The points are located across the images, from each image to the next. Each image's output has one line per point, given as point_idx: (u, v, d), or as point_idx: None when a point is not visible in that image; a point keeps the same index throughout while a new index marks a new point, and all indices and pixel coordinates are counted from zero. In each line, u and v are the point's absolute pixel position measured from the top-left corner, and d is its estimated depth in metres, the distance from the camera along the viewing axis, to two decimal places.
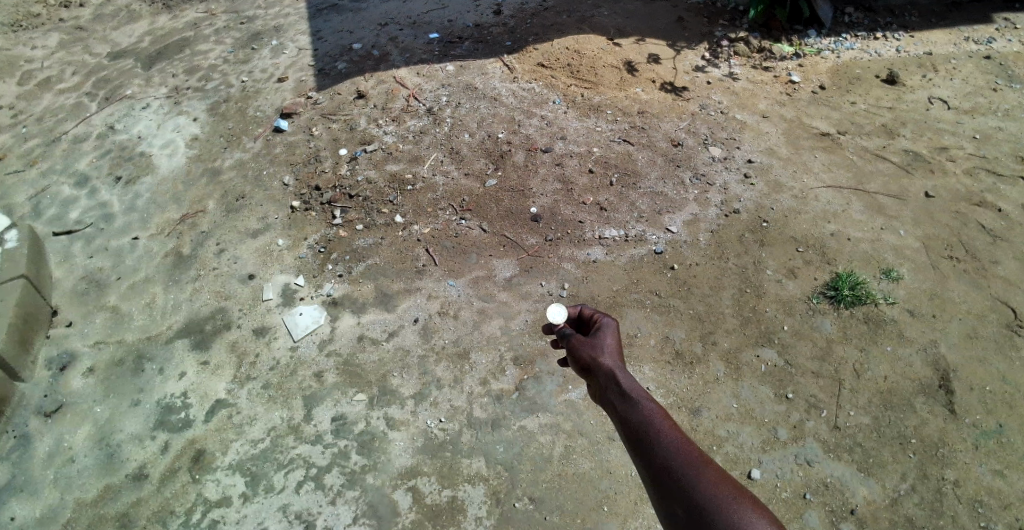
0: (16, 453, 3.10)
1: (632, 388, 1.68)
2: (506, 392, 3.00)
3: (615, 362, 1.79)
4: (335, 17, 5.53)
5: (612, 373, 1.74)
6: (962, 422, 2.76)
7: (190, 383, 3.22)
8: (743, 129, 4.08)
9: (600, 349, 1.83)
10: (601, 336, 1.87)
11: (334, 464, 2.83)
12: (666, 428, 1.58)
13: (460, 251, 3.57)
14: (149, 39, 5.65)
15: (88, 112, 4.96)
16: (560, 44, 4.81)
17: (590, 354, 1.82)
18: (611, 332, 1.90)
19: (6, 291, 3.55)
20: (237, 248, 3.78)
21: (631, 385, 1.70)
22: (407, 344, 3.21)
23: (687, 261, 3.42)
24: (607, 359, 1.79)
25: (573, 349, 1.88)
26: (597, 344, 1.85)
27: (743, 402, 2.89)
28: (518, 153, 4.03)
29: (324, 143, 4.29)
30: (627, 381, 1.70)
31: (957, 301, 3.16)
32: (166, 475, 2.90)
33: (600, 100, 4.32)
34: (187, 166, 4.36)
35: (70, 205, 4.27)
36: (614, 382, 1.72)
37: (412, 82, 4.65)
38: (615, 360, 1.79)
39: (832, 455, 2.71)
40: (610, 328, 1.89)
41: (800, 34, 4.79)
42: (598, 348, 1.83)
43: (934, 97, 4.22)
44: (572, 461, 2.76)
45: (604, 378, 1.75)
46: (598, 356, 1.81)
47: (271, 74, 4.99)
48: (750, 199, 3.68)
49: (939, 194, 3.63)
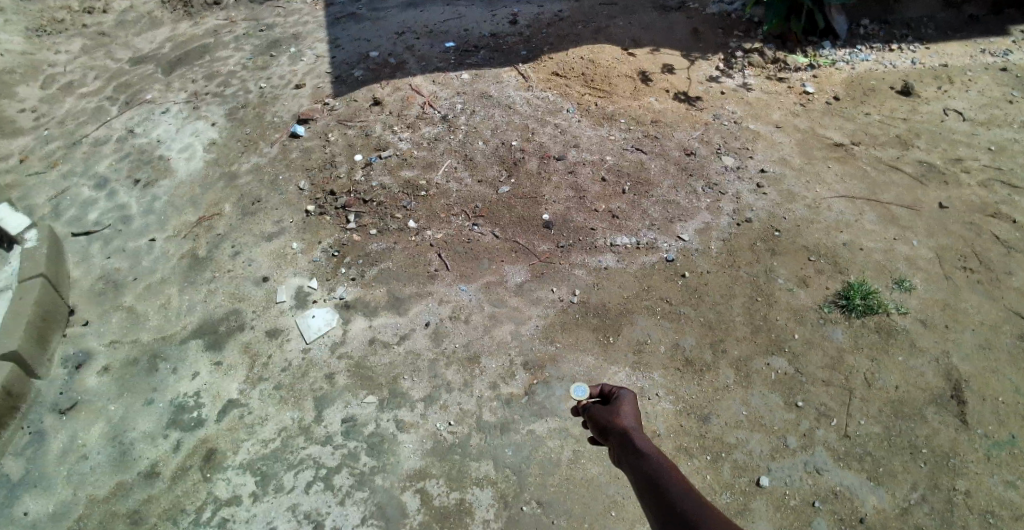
0: (30, 449, 3.16)
1: (646, 446, 1.63)
2: (516, 396, 3.01)
3: (632, 426, 1.75)
4: (353, 26, 5.62)
5: (626, 435, 1.71)
6: (975, 432, 2.74)
7: (203, 382, 3.26)
8: (756, 138, 4.09)
9: (618, 417, 1.80)
10: (620, 405, 1.85)
11: (344, 465, 2.86)
12: (675, 477, 1.49)
13: (472, 256, 3.60)
14: (170, 45, 5.76)
15: (109, 116, 5.06)
16: (575, 53, 4.86)
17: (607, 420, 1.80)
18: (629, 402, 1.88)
19: (25, 289, 3.62)
20: (252, 250, 3.84)
21: (645, 445, 1.65)
22: (418, 347, 3.24)
23: (698, 269, 3.43)
24: (624, 422, 1.77)
25: (594, 420, 1.86)
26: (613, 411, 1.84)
27: (753, 410, 2.88)
28: (531, 160, 4.06)
29: (340, 149, 4.35)
30: (642, 440, 1.66)
31: (970, 312, 3.14)
32: (177, 473, 2.93)
33: (614, 109, 4.35)
34: (204, 170, 4.43)
35: (90, 206, 4.36)
36: (628, 442, 1.68)
37: (427, 90, 4.71)
38: (631, 423, 1.76)
39: (842, 463, 2.70)
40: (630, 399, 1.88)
41: (815, 45, 4.80)
42: (616, 415, 1.81)
43: (950, 108, 4.21)
44: (580, 466, 2.77)
45: (620, 441, 1.71)
46: (614, 421, 1.79)
47: (289, 80, 5.07)
48: (762, 209, 3.68)
49: (952, 205, 3.62)
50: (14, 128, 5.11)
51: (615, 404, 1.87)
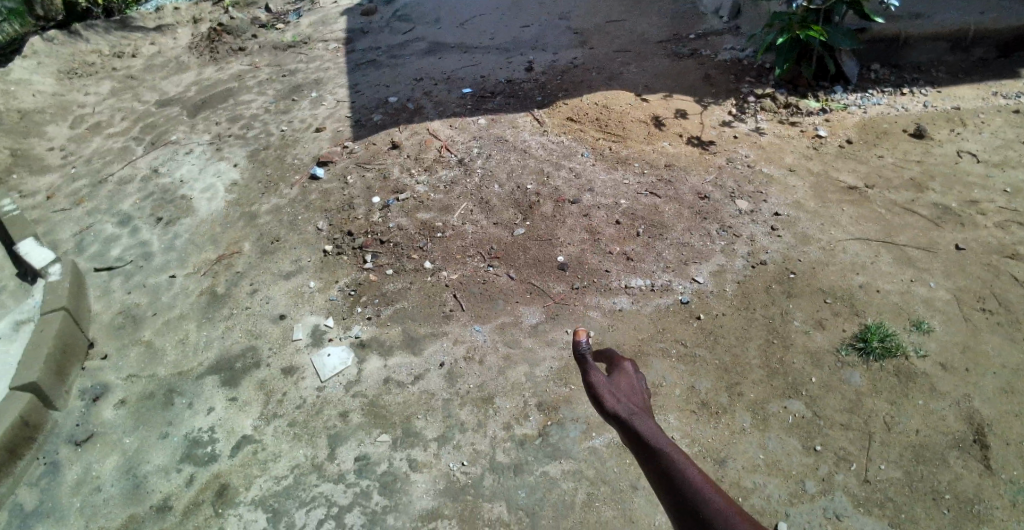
0: (44, 480, 3.17)
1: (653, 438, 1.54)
2: (529, 438, 3.00)
3: (634, 409, 1.65)
4: (373, 72, 5.80)
5: (629, 422, 1.60)
6: (1000, 478, 2.67)
7: (218, 417, 3.28)
8: (770, 182, 4.12)
9: (612, 389, 1.73)
10: (616, 380, 1.77)
11: (355, 503, 2.84)
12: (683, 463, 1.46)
13: (487, 297, 3.63)
14: (195, 88, 5.97)
15: (134, 155, 5.22)
16: (589, 99, 4.96)
17: (602, 399, 1.70)
18: (634, 378, 1.79)
19: (47, 321, 3.68)
20: (270, 288, 3.89)
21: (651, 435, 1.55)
22: (432, 388, 3.24)
23: (713, 311, 3.43)
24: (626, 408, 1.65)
25: (586, 379, 1.79)
26: (610, 389, 1.74)
27: (770, 454, 2.84)
28: (546, 203, 4.11)
29: (358, 190, 4.44)
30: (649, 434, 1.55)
31: (991, 354, 3.10)
32: (189, 507, 2.93)
33: (628, 153, 4.43)
34: (225, 210, 4.53)
35: (112, 242, 4.46)
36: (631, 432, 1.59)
37: (444, 134, 4.82)
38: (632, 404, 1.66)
39: (863, 509, 2.64)
40: (625, 375, 1.79)
41: (827, 90, 4.87)
42: (610, 395, 1.71)
43: (963, 151, 4.23)
44: (595, 509, 2.73)
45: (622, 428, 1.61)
46: (611, 403, 1.68)
47: (309, 124, 5.22)
48: (777, 251, 3.69)
49: (969, 246, 3.61)
50: (42, 165, 5.28)
51: (613, 375, 1.80)
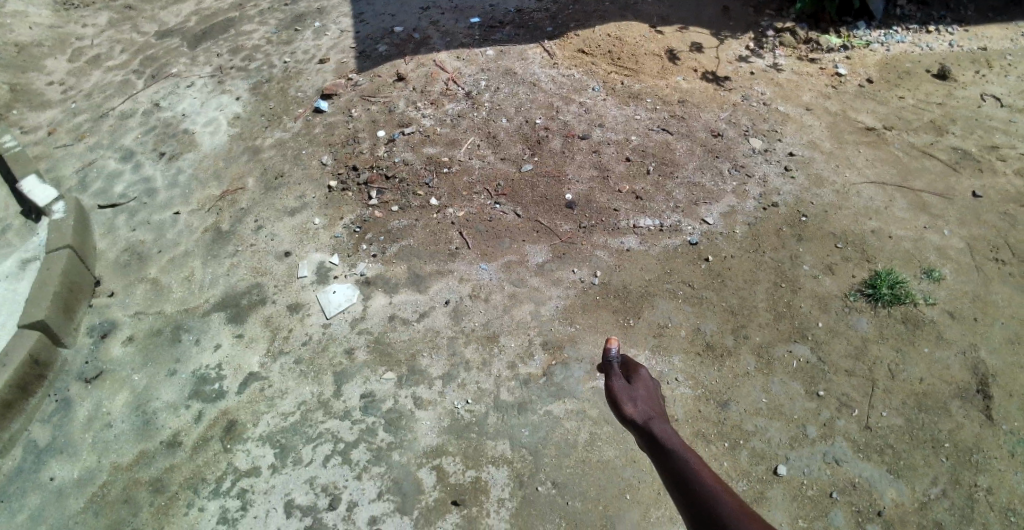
0: (57, 416, 3.23)
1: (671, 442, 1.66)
2: (534, 376, 3.01)
3: (652, 416, 1.80)
4: (377, 1, 5.58)
5: (647, 426, 1.75)
6: (999, 429, 2.67)
7: (225, 354, 3.30)
8: (786, 121, 4.01)
9: (635, 397, 1.88)
10: (639, 388, 1.92)
11: (361, 440, 2.88)
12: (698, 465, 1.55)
13: (493, 235, 3.59)
14: (195, 19, 5.78)
15: (135, 89, 5.10)
16: (601, 31, 4.78)
17: (623, 406, 1.85)
18: (650, 384, 1.95)
19: (53, 260, 3.68)
20: (274, 225, 3.86)
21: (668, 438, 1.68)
22: (437, 325, 3.24)
23: (722, 253, 3.38)
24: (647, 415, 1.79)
25: (611, 388, 1.94)
26: (630, 396, 1.89)
27: (773, 398, 2.85)
28: (555, 139, 4.02)
29: (363, 125, 4.35)
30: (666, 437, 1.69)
31: (1000, 304, 3.06)
32: (198, 443, 2.99)
33: (640, 88, 4.29)
34: (229, 144, 4.46)
35: (116, 179, 4.41)
36: (649, 435, 1.73)
37: (451, 66, 4.67)
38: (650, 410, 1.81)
39: (862, 455, 2.66)
40: (646, 384, 1.93)
41: (849, 26, 4.67)
42: (630, 401, 1.86)
43: (987, 94, 4.08)
44: (597, 448, 2.76)
45: (641, 433, 1.76)
46: (631, 409, 1.83)
47: (313, 55, 5.07)
48: (790, 193, 3.61)
49: (986, 194, 3.52)
50: (43, 100, 5.18)
51: (635, 383, 1.94)
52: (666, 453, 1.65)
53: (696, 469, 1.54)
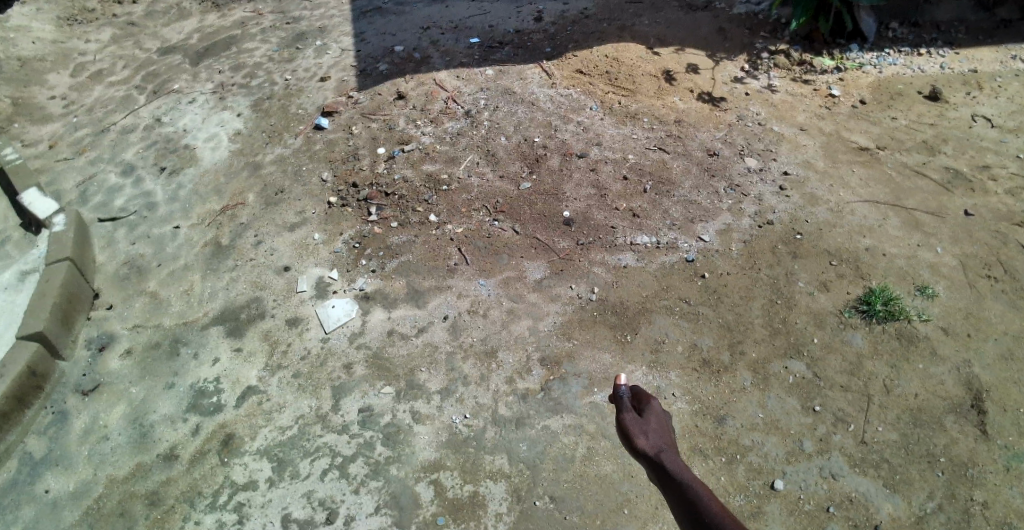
0: (52, 428, 3.23)
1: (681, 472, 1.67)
2: (531, 392, 3.02)
3: (662, 446, 1.79)
4: (378, 20, 5.66)
5: (657, 456, 1.75)
6: (994, 443, 2.70)
7: (224, 368, 3.31)
8: (780, 141, 4.07)
9: (645, 428, 1.87)
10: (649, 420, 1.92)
11: (359, 454, 2.89)
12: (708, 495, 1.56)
13: (492, 251, 3.63)
14: (197, 36, 5.85)
15: (137, 104, 5.15)
16: (599, 51, 4.85)
17: (634, 437, 1.85)
18: (660, 416, 1.95)
19: (52, 272, 3.69)
20: (274, 240, 3.89)
21: (679, 469, 1.69)
22: (436, 340, 3.26)
23: (718, 270, 3.42)
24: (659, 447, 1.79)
25: (621, 419, 1.94)
26: (642, 428, 1.88)
27: (770, 413, 2.87)
28: (553, 157, 4.07)
29: (363, 142, 4.39)
30: (676, 466, 1.69)
31: (993, 321, 3.09)
32: (196, 456, 2.99)
33: (637, 108, 4.36)
34: (229, 160, 4.50)
35: (116, 192, 4.44)
36: (660, 466, 1.71)
37: (451, 85, 4.73)
38: (660, 441, 1.81)
39: (858, 470, 2.67)
40: (658, 414, 1.92)
41: (843, 48, 4.75)
42: (641, 432, 1.85)
43: (978, 115, 4.15)
44: (594, 463, 2.77)
45: (651, 463, 1.76)
46: (641, 440, 1.82)
47: (314, 73, 5.13)
48: (785, 211, 3.66)
49: (978, 212, 3.57)
50: (44, 114, 5.22)
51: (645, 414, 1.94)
52: (677, 484, 1.65)
53: (706, 500, 1.54)
